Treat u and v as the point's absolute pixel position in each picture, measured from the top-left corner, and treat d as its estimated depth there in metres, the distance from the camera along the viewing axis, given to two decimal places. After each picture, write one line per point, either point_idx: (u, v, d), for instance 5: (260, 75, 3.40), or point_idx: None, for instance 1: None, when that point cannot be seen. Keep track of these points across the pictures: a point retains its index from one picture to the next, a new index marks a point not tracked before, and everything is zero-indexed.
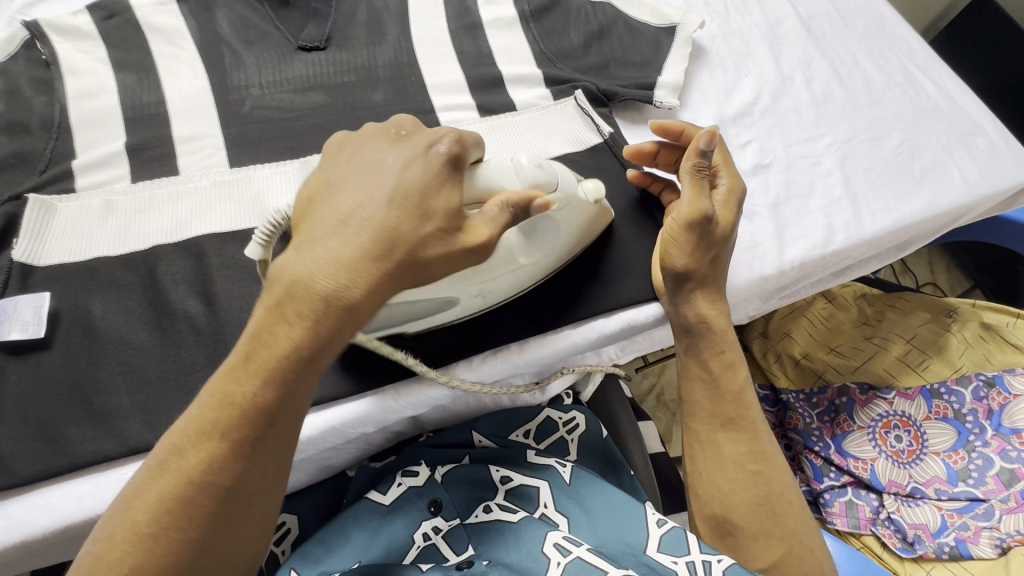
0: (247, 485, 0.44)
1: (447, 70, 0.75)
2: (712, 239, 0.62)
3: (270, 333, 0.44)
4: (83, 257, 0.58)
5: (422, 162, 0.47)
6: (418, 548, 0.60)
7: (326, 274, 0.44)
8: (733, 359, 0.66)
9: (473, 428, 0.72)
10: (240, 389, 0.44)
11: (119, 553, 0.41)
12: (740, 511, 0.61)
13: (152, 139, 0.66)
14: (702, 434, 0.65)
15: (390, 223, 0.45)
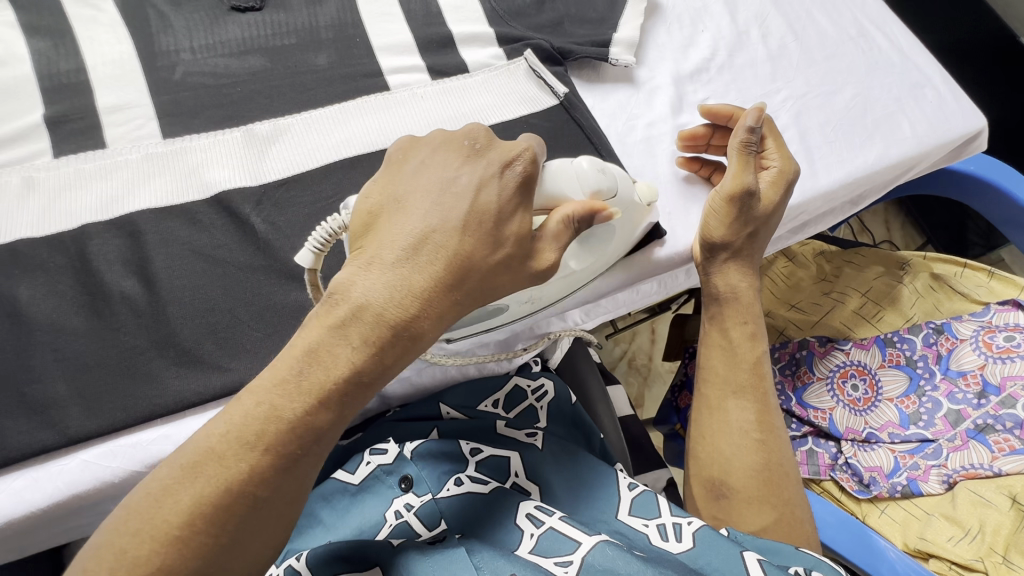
0: (283, 500, 0.42)
1: (395, 29, 0.71)
2: (752, 217, 0.65)
3: (280, 407, 0.42)
4: (3, 240, 0.54)
5: (498, 184, 0.46)
6: (390, 526, 0.59)
7: (394, 301, 0.44)
8: (749, 328, 0.67)
9: (440, 401, 0.70)
10: (234, 465, 0.41)
11: (145, 553, 0.39)
12: (737, 475, 0.62)
13: (73, 110, 0.61)
14: (713, 399, 0.66)
15: (463, 252, 0.45)
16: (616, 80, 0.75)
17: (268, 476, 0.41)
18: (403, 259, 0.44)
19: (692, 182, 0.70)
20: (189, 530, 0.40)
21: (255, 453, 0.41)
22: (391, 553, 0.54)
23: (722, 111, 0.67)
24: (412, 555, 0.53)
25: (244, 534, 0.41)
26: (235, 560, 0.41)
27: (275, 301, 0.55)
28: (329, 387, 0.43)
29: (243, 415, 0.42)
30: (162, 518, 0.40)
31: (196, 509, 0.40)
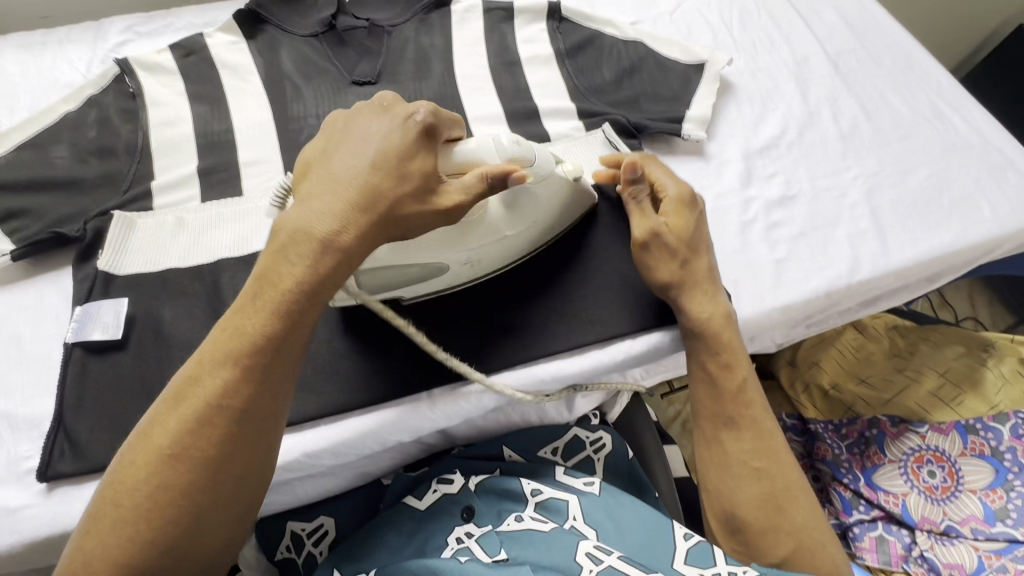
0: (259, 409, 0.47)
1: (487, 103, 0.81)
2: (672, 251, 0.63)
3: (243, 325, 0.47)
4: (157, 268, 0.64)
5: (401, 132, 0.51)
6: (452, 549, 0.62)
7: (321, 221, 0.48)
8: (722, 352, 0.63)
9: (504, 443, 0.75)
10: (209, 383, 0.46)
11: (143, 474, 0.44)
12: (747, 507, 0.59)
13: (219, 163, 0.72)
14: (707, 434, 0.63)
15: (370, 185, 0.49)
16: (687, 152, 0.79)
17: (239, 387, 0.46)
18: (323, 193, 0.49)
19: (757, 251, 0.71)
20: (180, 449, 0.45)
21: (226, 370, 0.46)
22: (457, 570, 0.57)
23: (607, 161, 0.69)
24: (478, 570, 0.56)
25: (219, 452, 0.45)
26: (228, 474, 0.46)
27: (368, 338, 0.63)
28: (279, 300, 0.48)
29: (213, 342, 0.47)
30: (155, 442, 0.45)
31: (186, 430, 0.45)
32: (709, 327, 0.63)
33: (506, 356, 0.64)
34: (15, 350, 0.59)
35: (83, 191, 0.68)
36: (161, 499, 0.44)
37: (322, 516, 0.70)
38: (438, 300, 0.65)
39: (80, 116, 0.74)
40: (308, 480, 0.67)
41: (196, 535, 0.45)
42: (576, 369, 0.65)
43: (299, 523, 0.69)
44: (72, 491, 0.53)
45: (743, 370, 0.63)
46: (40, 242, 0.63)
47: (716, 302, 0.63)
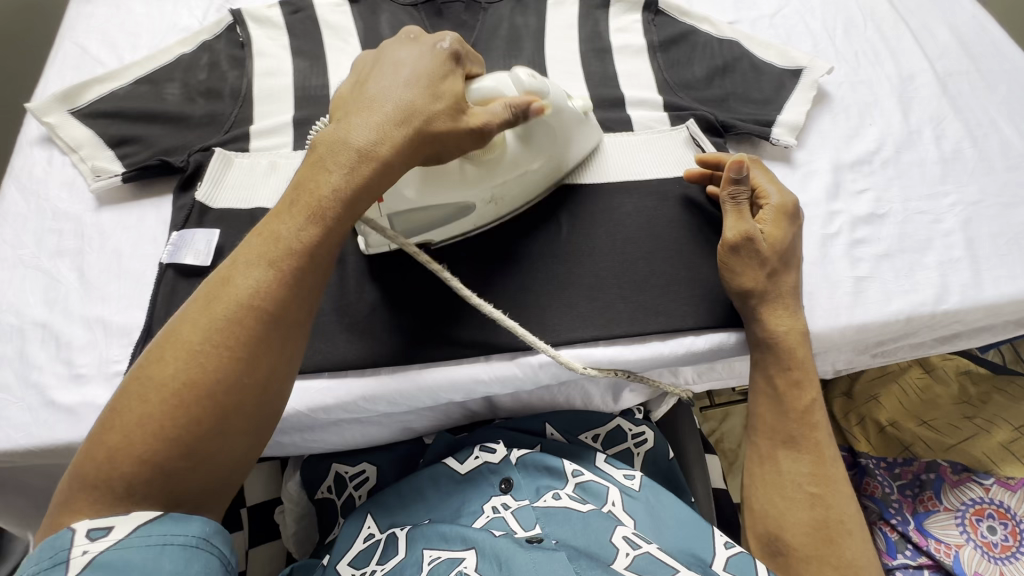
0: (291, 314, 0.48)
1: (574, 86, 0.81)
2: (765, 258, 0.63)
3: (277, 231, 0.49)
4: (247, 205, 0.67)
5: (430, 56, 0.56)
6: (487, 517, 0.62)
7: (366, 134, 0.51)
8: (797, 373, 0.62)
9: (547, 421, 0.75)
10: (242, 282, 0.47)
11: (170, 371, 0.44)
12: (793, 531, 0.57)
13: (313, 116, 0.75)
14: (764, 452, 0.62)
15: (409, 103, 0.52)
16: (773, 157, 0.77)
17: (270, 286, 0.48)
18: (366, 116, 0.52)
19: (839, 265, 0.69)
20: (204, 349, 0.45)
21: (262, 268, 0.48)
22: (491, 544, 0.57)
23: (710, 159, 0.70)
24: (514, 549, 0.56)
25: (237, 347, 0.46)
26: (252, 373, 0.46)
27: (436, 296, 0.65)
28: (317, 205, 0.50)
29: (247, 248, 0.49)
30: (181, 339, 0.45)
31: (209, 327, 0.46)
32: (790, 348, 0.62)
33: (569, 330, 0.64)
34: (116, 263, 0.64)
35: (189, 127, 0.73)
36: (185, 399, 0.44)
37: (365, 462, 0.73)
38: (506, 270, 0.66)
39: (193, 59, 0.79)
40: (356, 426, 0.70)
41: (216, 445, 0.44)
42: (634, 356, 0.65)
43: (343, 466, 0.73)
44: None
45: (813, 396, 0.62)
46: (148, 168, 0.68)
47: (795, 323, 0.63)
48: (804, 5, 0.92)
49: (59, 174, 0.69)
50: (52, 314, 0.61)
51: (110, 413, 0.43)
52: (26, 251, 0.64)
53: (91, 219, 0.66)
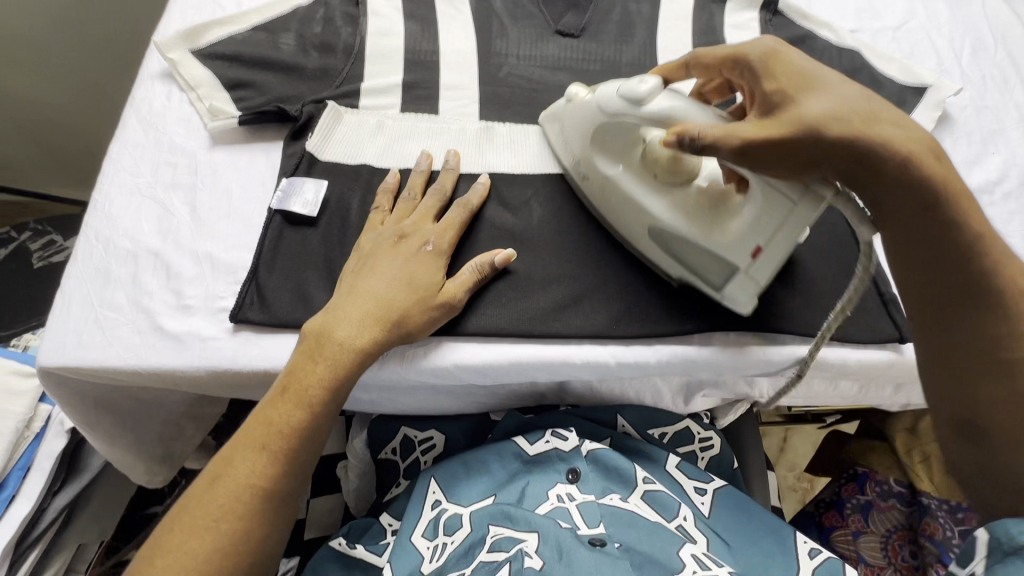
0: (306, 451, 0.55)
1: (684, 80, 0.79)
2: (743, 142, 0.49)
3: (299, 379, 0.54)
4: (354, 161, 0.68)
5: (416, 261, 0.60)
6: (551, 505, 0.61)
7: (358, 328, 0.56)
8: (957, 206, 0.47)
9: (619, 414, 0.74)
10: (273, 426, 0.53)
11: (202, 512, 0.50)
12: (1000, 419, 0.48)
13: (422, 81, 0.75)
14: (929, 325, 0.51)
15: (390, 298, 0.57)
16: None
17: (295, 429, 0.53)
18: (382, 294, 0.57)
19: None
20: (248, 486, 0.51)
21: (291, 414, 0.54)
22: (554, 531, 0.56)
23: (667, 68, 0.63)
24: (577, 541, 0.54)
25: (274, 495, 0.52)
26: (276, 503, 0.52)
27: (532, 273, 0.64)
28: (338, 361, 0.55)
29: (272, 399, 0.54)
30: (228, 482, 0.51)
31: (265, 461, 0.52)
32: (943, 178, 0.47)
33: (665, 325, 0.63)
34: (226, 203, 0.65)
35: (302, 78, 0.74)
36: (205, 534, 0.49)
37: (432, 429, 0.74)
38: (605, 257, 0.66)
39: (308, 11, 0.79)
40: (432, 393, 0.71)
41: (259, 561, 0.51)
42: (726, 361, 0.63)
43: (412, 430, 0.74)
44: (253, 338, 0.58)
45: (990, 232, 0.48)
46: (264, 114, 0.69)
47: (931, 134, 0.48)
48: (932, 21, 0.87)
49: (176, 110, 0.71)
50: (164, 243, 0.62)
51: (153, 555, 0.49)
52: (143, 180, 0.66)
53: (205, 156, 0.68)
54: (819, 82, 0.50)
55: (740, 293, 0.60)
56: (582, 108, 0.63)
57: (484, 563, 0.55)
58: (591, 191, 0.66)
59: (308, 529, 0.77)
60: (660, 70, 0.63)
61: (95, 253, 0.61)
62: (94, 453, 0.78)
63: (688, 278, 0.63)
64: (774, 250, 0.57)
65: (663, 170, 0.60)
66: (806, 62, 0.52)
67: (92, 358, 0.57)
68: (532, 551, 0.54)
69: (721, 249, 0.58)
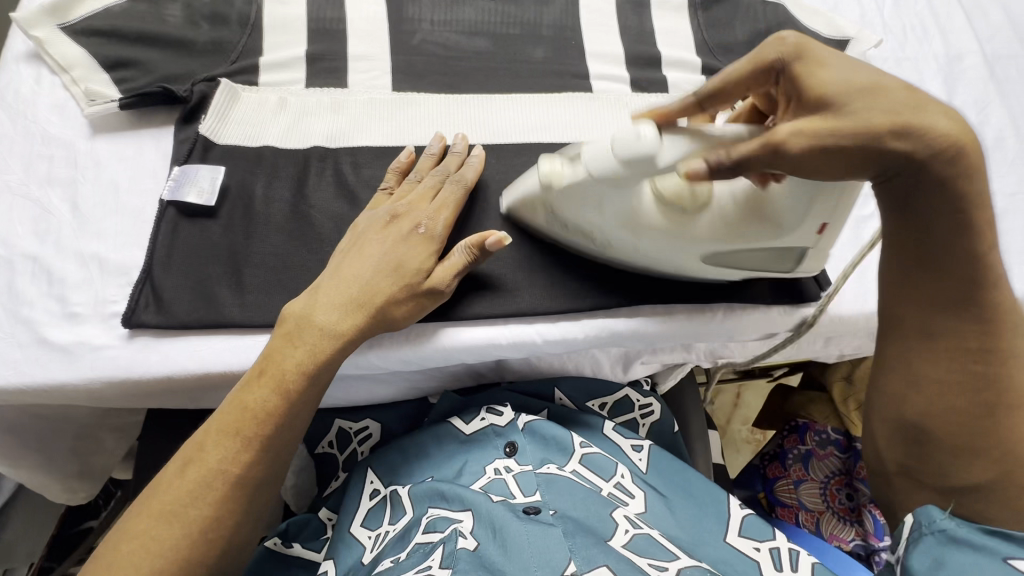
0: (285, 441, 0.52)
1: (609, 40, 0.75)
2: (810, 145, 0.42)
3: (277, 358, 0.52)
4: (255, 144, 0.63)
5: (405, 243, 0.56)
6: (487, 479, 0.60)
7: (332, 312, 0.53)
8: (967, 194, 0.44)
9: (557, 385, 0.73)
10: (251, 405, 0.50)
11: (173, 496, 0.48)
12: (948, 418, 0.48)
13: (328, 52, 0.70)
14: (902, 294, 0.49)
15: (374, 286, 0.54)
16: None
17: (275, 412, 0.51)
18: (362, 288, 0.54)
19: None
20: (218, 471, 0.49)
21: (268, 393, 0.51)
22: (486, 508, 0.55)
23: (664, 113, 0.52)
24: (508, 516, 0.53)
25: (247, 484, 0.50)
26: (253, 493, 0.50)
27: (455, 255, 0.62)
28: (318, 345, 0.52)
29: (250, 382, 0.52)
30: (204, 466, 0.49)
31: (240, 454, 0.49)
32: (961, 194, 0.44)
33: (591, 299, 0.62)
34: (113, 197, 0.59)
35: (191, 54, 0.67)
36: (166, 520, 0.47)
37: (368, 419, 0.73)
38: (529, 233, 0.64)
39: None
40: (362, 384, 0.68)
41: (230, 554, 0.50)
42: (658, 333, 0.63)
43: (346, 422, 0.72)
44: (152, 343, 0.54)
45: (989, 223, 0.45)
46: (149, 96, 0.63)
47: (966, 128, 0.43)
48: None
49: (49, 96, 0.64)
50: (44, 246, 0.57)
51: (120, 544, 0.46)
52: (14, 178, 0.59)
53: (85, 146, 0.61)
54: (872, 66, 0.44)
55: (813, 262, 0.60)
56: (575, 189, 0.54)
57: (421, 544, 0.54)
58: (616, 248, 0.59)
59: None
60: (660, 116, 0.51)
61: None
62: (1, 477, 0.75)
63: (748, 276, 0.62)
64: (838, 222, 0.54)
65: (688, 202, 0.54)
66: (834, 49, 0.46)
67: None
68: (466, 532, 0.53)
69: (792, 244, 0.56)
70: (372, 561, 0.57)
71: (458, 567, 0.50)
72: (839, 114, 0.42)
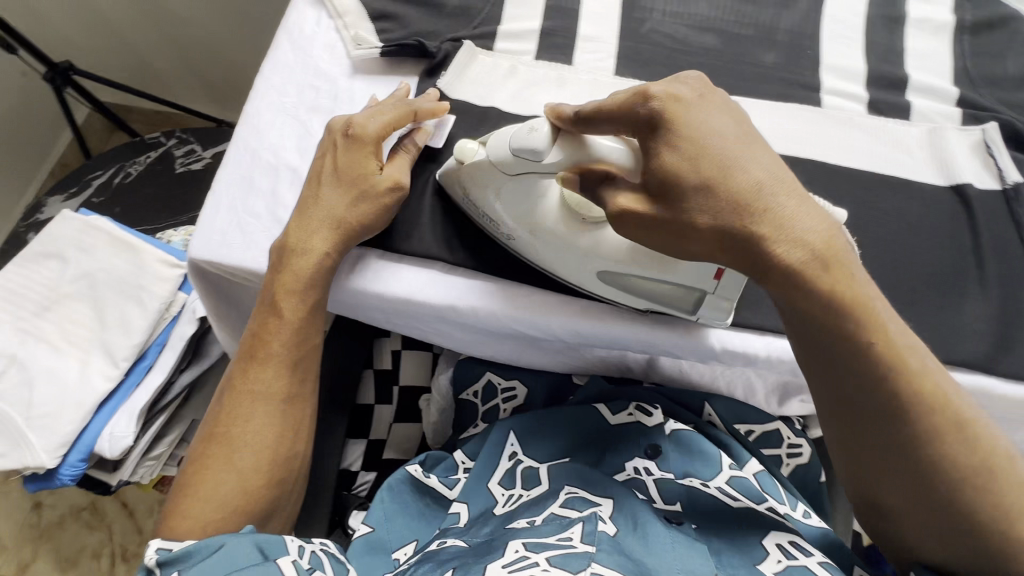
0: (292, 355, 0.62)
1: (851, 54, 0.70)
2: (646, 221, 0.48)
3: (281, 287, 0.60)
4: (484, 105, 0.68)
5: (344, 154, 0.61)
6: (628, 476, 0.64)
7: (319, 237, 0.60)
8: (856, 315, 0.47)
9: (707, 400, 0.73)
10: (259, 334, 0.62)
11: (227, 425, 0.61)
12: (894, 497, 0.51)
13: (560, 28, 0.73)
14: (839, 426, 0.52)
15: (336, 205, 0.60)
16: None
17: (272, 332, 0.61)
18: (312, 206, 0.61)
19: None
20: (251, 394, 0.61)
21: (269, 316, 0.61)
22: (627, 499, 0.59)
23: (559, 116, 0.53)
24: (651, 517, 0.57)
25: (268, 397, 0.61)
26: (274, 398, 0.62)
27: None
28: (312, 265, 0.60)
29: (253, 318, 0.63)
30: (251, 389, 0.61)
31: (270, 373, 0.61)
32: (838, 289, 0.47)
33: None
34: None
35: (441, 14, 0.73)
36: (217, 442, 0.61)
37: (517, 381, 0.77)
38: None
39: None
40: (520, 346, 0.71)
41: (279, 465, 0.61)
42: (657, 336, 0.61)
43: (496, 377, 0.76)
44: (371, 260, 0.63)
45: (879, 327, 0.48)
46: (405, 47, 0.70)
47: (831, 227, 0.48)
48: None
49: (323, 35, 0.74)
50: (303, 161, 0.67)
51: (196, 471, 0.60)
52: (289, 100, 0.70)
53: (346, 83, 0.71)
54: (729, 156, 0.46)
55: (715, 312, 0.58)
56: (479, 184, 0.59)
57: (556, 516, 0.57)
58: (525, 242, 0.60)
59: (388, 449, 0.81)
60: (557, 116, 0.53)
61: (242, 161, 0.66)
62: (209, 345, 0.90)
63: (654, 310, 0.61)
64: (733, 268, 0.55)
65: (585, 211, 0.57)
66: (699, 116, 0.47)
67: (233, 257, 0.63)
68: (606, 517, 0.56)
69: (685, 280, 0.57)
70: (507, 513, 0.62)
71: (600, 545, 0.52)
72: (677, 203, 0.47)
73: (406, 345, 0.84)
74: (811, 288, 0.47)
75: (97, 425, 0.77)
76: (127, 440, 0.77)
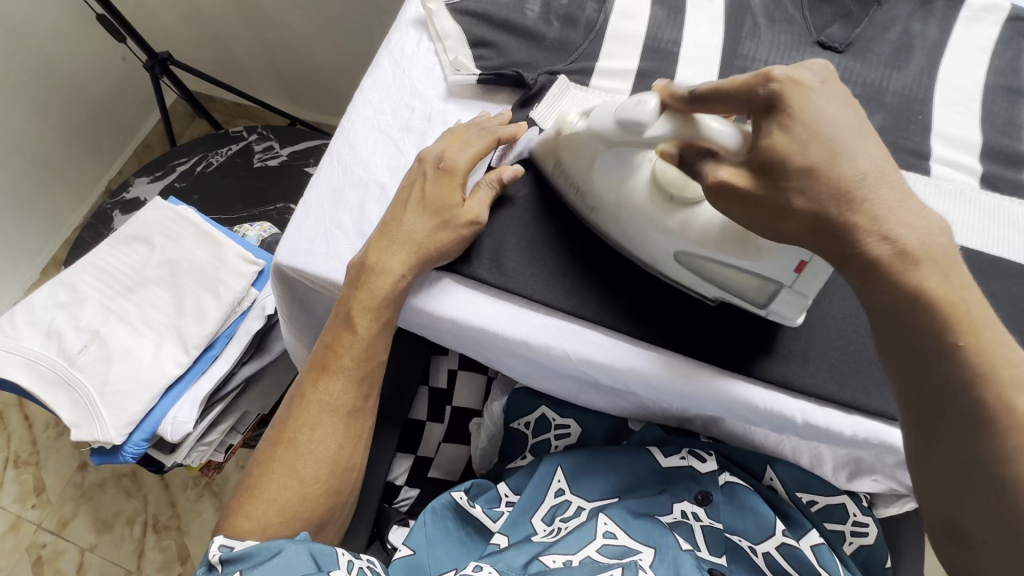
0: (360, 369, 0.63)
1: (964, 124, 0.66)
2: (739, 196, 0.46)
3: (358, 301, 0.61)
4: None
5: (433, 183, 0.62)
6: (674, 520, 0.63)
7: (400, 259, 0.60)
8: (950, 313, 0.43)
9: (770, 464, 0.70)
10: (331, 345, 0.63)
11: (291, 432, 0.62)
12: (976, 515, 0.45)
13: (658, 70, 0.72)
14: (908, 428, 0.47)
15: (420, 231, 0.61)
16: None
17: (344, 347, 0.62)
18: (394, 231, 0.61)
19: None
20: (318, 404, 0.62)
21: (343, 330, 0.62)
22: (673, 553, 0.58)
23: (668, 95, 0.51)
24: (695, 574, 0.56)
25: (334, 410, 0.62)
26: (338, 410, 0.62)
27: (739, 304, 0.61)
28: (392, 284, 0.60)
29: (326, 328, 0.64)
30: (319, 399, 0.62)
31: (339, 386, 0.62)
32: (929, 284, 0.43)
33: (879, 402, 0.57)
34: None
35: (539, 46, 0.73)
36: (282, 445, 0.62)
37: (570, 419, 0.75)
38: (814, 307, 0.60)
39: None
40: (584, 387, 0.70)
41: (337, 477, 0.62)
42: (734, 400, 0.59)
43: (551, 412, 0.75)
44: (448, 285, 0.63)
45: (973, 329, 0.43)
46: (502, 77, 0.71)
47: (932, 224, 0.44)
48: None
49: (422, 57, 0.76)
50: (392, 180, 0.68)
51: (261, 472, 0.61)
52: (384, 117, 0.72)
53: (441, 106, 0.73)
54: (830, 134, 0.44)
55: (790, 308, 0.55)
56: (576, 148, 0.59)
57: (592, 560, 0.57)
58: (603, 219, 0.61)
59: (433, 468, 0.81)
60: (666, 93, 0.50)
61: (334, 173, 0.68)
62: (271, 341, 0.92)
63: (727, 297, 0.58)
64: (820, 262, 0.50)
65: (676, 189, 0.55)
66: (814, 101, 0.45)
67: (318, 266, 0.64)
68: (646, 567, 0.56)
69: (768, 271, 0.53)
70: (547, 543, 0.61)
71: None
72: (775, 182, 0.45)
73: (462, 365, 0.84)
74: (899, 280, 0.44)
75: (161, 409, 0.80)
76: (188, 426, 0.79)
